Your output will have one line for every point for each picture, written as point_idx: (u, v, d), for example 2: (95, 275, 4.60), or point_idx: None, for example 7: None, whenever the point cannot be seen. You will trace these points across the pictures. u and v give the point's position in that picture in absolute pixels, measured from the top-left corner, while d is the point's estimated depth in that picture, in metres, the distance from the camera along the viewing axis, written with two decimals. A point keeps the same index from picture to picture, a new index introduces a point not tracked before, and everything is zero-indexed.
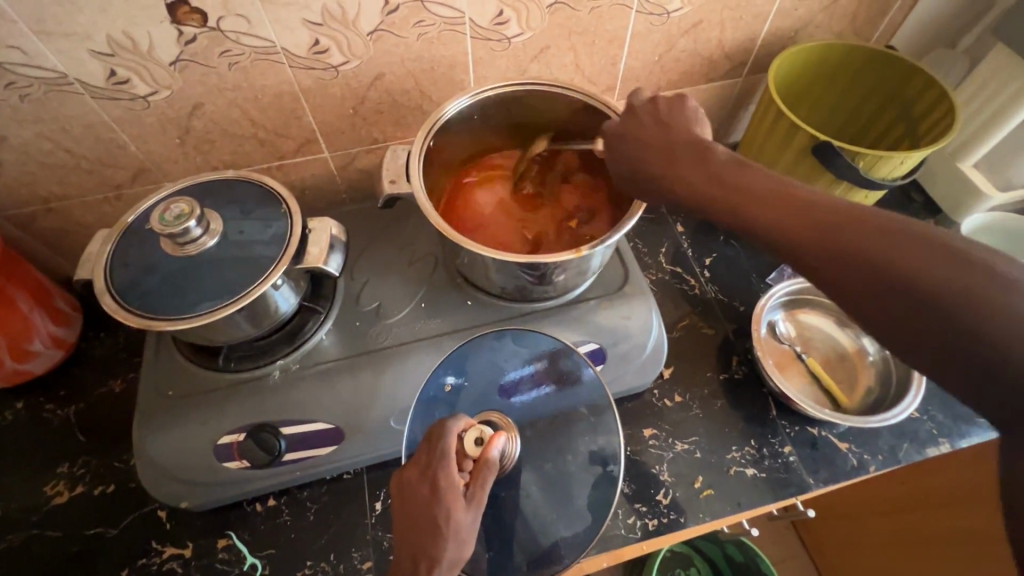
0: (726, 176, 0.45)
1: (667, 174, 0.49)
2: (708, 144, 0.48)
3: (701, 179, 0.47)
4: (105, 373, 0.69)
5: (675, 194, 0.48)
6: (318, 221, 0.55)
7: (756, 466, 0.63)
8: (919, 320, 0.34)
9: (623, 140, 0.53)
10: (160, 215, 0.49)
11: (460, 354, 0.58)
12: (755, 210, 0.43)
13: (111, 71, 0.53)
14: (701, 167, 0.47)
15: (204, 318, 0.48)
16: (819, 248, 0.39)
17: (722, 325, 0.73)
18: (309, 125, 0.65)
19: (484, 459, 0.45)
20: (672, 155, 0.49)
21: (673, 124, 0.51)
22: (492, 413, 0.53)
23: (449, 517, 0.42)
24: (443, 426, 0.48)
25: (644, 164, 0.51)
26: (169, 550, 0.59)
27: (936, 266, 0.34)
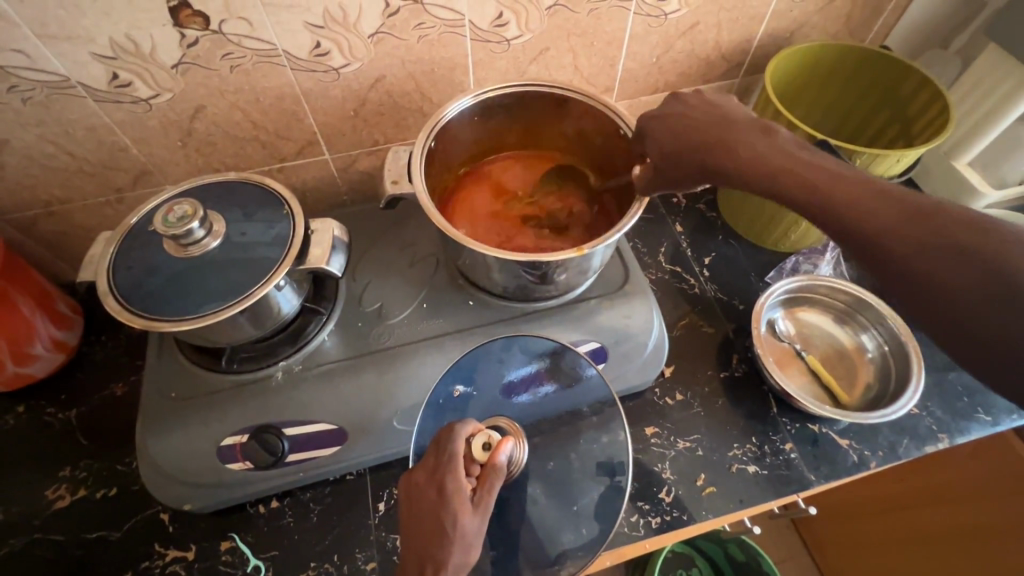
0: (784, 155, 0.45)
1: (727, 151, 0.47)
2: (776, 131, 0.48)
3: (764, 153, 0.46)
4: (107, 377, 0.69)
5: (727, 168, 0.47)
6: (321, 222, 0.55)
7: (758, 463, 0.63)
8: (991, 299, 0.34)
9: (666, 116, 0.52)
10: (163, 217, 0.49)
11: (468, 360, 0.58)
12: (824, 183, 0.42)
13: (114, 74, 0.54)
14: (763, 144, 0.47)
15: (207, 319, 0.48)
16: (888, 221, 0.39)
17: (723, 324, 0.73)
18: (311, 127, 0.66)
19: (492, 464, 0.45)
20: (733, 129, 0.48)
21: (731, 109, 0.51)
22: (501, 419, 0.55)
23: (457, 521, 0.42)
24: (451, 431, 0.48)
25: (698, 134, 0.49)
26: (172, 553, 0.58)
27: (1011, 248, 0.34)
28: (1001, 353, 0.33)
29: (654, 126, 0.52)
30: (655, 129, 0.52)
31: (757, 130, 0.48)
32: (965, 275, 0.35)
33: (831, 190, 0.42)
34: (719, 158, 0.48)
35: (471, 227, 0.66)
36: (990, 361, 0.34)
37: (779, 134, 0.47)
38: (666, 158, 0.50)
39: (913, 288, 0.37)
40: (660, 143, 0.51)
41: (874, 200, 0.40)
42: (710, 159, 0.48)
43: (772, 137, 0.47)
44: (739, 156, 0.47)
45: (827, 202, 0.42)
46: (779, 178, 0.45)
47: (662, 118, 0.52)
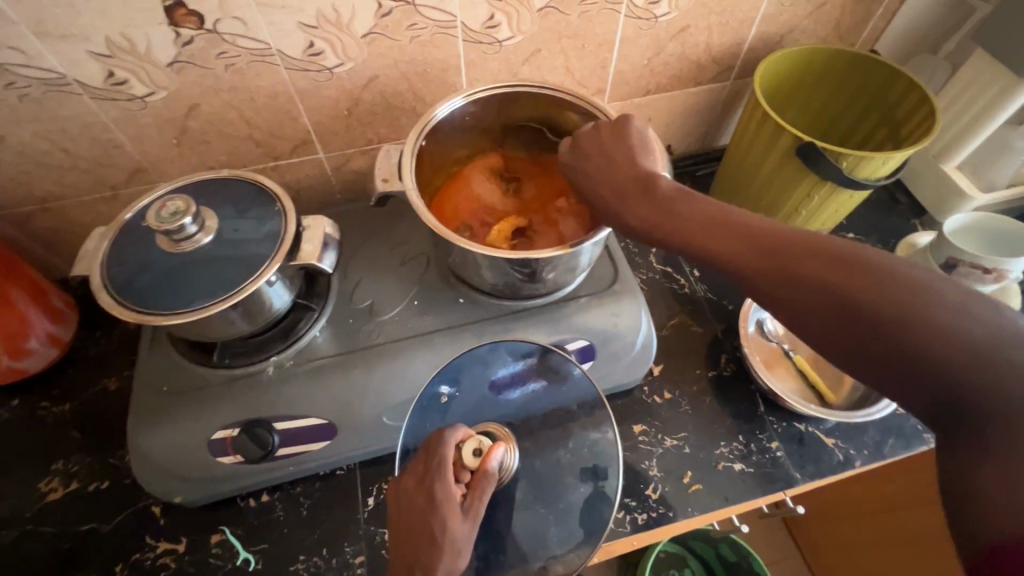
0: (677, 202, 0.46)
1: (617, 205, 0.49)
2: (657, 176, 0.48)
3: (658, 219, 0.46)
4: (99, 372, 0.70)
5: (625, 217, 0.48)
6: (313, 219, 0.56)
7: (744, 461, 0.64)
8: (875, 334, 0.34)
9: (568, 163, 0.53)
10: (156, 213, 0.50)
11: (456, 364, 0.59)
12: (710, 242, 0.43)
13: (109, 72, 0.54)
14: (653, 203, 0.47)
15: (198, 313, 0.49)
16: (769, 262, 0.40)
17: (712, 324, 0.74)
18: (305, 125, 0.66)
19: (483, 470, 0.47)
20: (624, 194, 0.49)
21: (621, 154, 0.50)
22: (490, 424, 0.57)
23: (445, 527, 0.44)
24: (441, 437, 0.49)
25: (602, 204, 0.50)
26: (163, 545, 0.59)
27: (874, 279, 0.35)
28: (906, 395, 0.33)
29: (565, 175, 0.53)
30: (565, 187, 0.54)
31: (645, 186, 0.48)
32: (852, 315, 0.35)
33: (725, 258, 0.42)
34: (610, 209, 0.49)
35: (461, 222, 0.66)
36: (906, 408, 0.33)
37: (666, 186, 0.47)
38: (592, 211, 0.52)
39: (823, 339, 0.37)
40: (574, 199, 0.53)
41: (764, 262, 0.40)
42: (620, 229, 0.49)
43: (662, 195, 0.47)
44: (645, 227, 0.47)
45: (725, 267, 0.42)
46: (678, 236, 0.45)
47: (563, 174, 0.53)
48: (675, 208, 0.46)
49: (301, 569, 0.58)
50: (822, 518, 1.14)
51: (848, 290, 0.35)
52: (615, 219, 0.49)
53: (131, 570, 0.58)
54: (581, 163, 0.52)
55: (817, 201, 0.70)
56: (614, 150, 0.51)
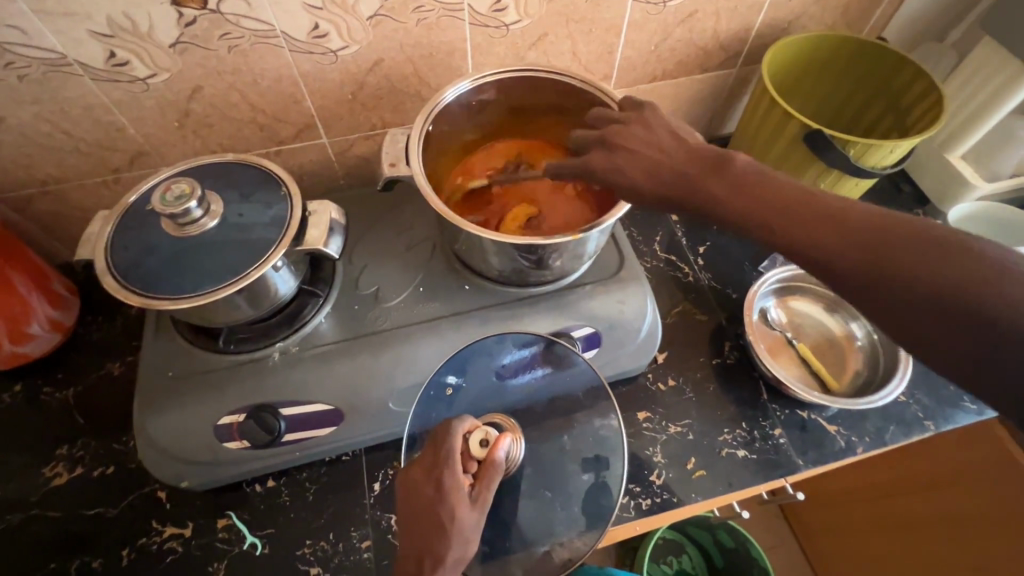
0: (751, 180, 0.43)
1: (681, 181, 0.45)
2: (729, 154, 0.45)
3: (732, 196, 0.43)
4: (102, 357, 0.69)
5: (690, 195, 0.45)
6: (319, 204, 0.55)
7: (747, 447, 0.64)
8: (973, 326, 0.32)
9: (618, 134, 0.49)
10: (161, 195, 0.49)
11: (463, 355, 0.59)
12: (787, 223, 0.40)
13: (111, 52, 0.53)
14: (724, 180, 0.43)
15: (204, 298, 0.49)
16: (854, 246, 0.37)
17: (715, 312, 0.74)
18: (309, 109, 0.66)
19: (491, 460, 0.47)
20: (689, 171, 0.45)
21: (670, 137, 0.48)
22: (496, 415, 0.57)
23: (454, 515, 0.44)
24: (449, 428, 0.49)
25: (662, 183, 0.46)
26: (169, 529, 0.59)
27: (975, 269, 0.32)
28: (998, 392, 0.31)
29: (608, 154, 0.49)
30: (603, 168, 0.48)
31: (712, 164, 0.45)
32: (949, 305, 0.33)
33: (805, 244, 0.39)
34: (672, 185, 0.45)
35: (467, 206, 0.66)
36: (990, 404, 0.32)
37: (738, 163, 0.44)
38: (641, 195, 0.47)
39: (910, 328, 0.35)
40: (619, 181, 0.48)
41: (854, 249, 0.37)
42: (686, 208, 0.45)
43: (735, 173, 0.43)
44: (717, 206, 0.43)
45: (801, 248, 0.39)
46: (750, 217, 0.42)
47: (609, 152, 0.49)
48: (750, 186, 0.42)
49: (308, 553, 0.58)
50: (820, 504, 1.15)
51: (946, 279, 0.33)
52: (682, 197, 0.45)
53: (137, 554, 0.58)
54: (635, 139, 0.48)
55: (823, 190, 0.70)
56: (659, 133, 0.48)
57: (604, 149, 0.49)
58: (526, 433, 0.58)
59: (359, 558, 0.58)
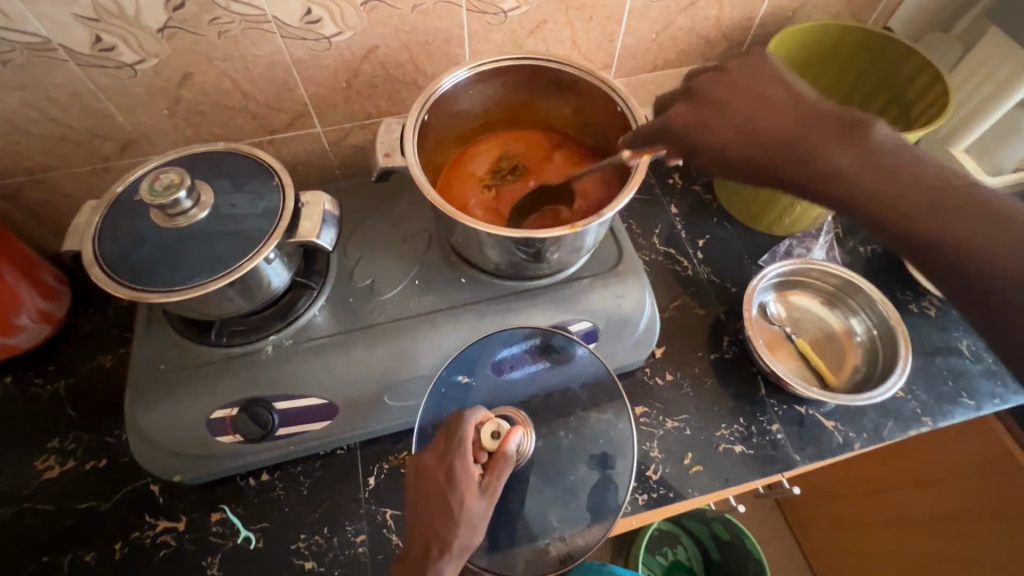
0: (882, 155, 0.41)
1: (807, 146, 0.43)
2: (867, 122, 0.43)
3: (861, 171, 0.41)
4: (93, 349, 0.69)
5: (809, 163, 0.43)
6: (311, 195, 0.54)
7: (745, 443, 0.64)
8: None
9: (730, 96, 0.48)
10: (149, 185, 0.48)
11: (472, 353, 0.58)
12: (917, 208, 0.39)
13: (97, 37, 0.52)
14: (858, 151, 0.42)
15: (195, 290, 0.48)
16: (990, 243, 0.37)
17: (714, 306, 0.73)
18: (302, 97, 0.64)
19: (502, 453, 0.46)
20: (812, 135, 0.43)
21: (794, 100, 0.46)
22: (509, 409, 0.57)
23: (462, 504, 0.44)
24: (462, 418, 0.49)
25: (778, 148, 0.44)
26: (162, 523, 0.59)
27: None
28: None
29: (702, 113, 0.48)
30: (685, 125, 0.48)
31: (841, 130, 0.43)
32: None
33: (927, 235, 0.39)
34: (792, 150, 0.44)
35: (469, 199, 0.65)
36: None
37: (877, 133, 0.42)
38: (725, 157, 0.47)
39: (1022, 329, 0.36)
40: (712, 142, 0.47)
41: (994, 242, 0.37)
42: (797, 175, 0.44)
43: (871, 143, 0.42)
44: (835, 176, 0.42)
45: (926, 236, 0.39)
46: (877, 196, 0.41)
47: (717, 111, 0.48)
48: (883, 162, 0.41)
49: (302, 547, 0.58)
50: (816, 497, 1.16)
51: None
52: (798, 162, 0.44)
53: (131, 547, 0.57)
54: (750, 99, 0.47)
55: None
56: (774, 91, 0.47)
57: (708, 108, 0.48)
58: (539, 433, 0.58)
59: (354, 553, 0.58)
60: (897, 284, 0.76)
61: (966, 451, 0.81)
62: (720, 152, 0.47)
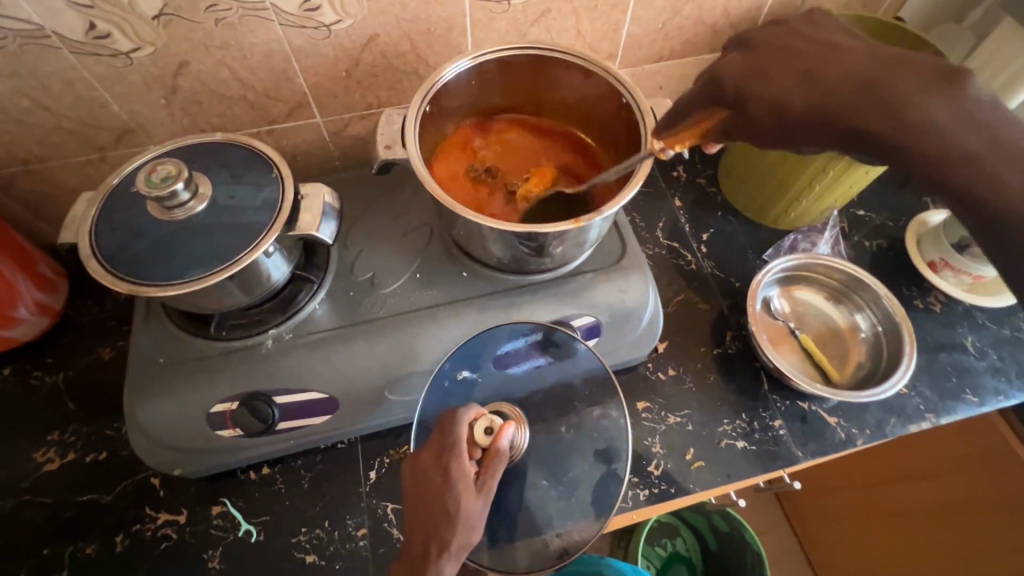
0: (976, 110, 0.36)
1: (885, 93, 0.38)
2: (960, 72, 0.38)
3: (944, 126, 0.36)
4: (92, 341, 0.68)
5: (885, 110, 0.38)
6: (311, 187, 0.53)
7: (746, 439, 0.64)
8: None
9: (788, 45, 0.44)
10: (146, 177, 0.47)
11: (473, 346, 0.58)
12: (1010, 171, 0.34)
13: (91, 24, 0.50)
14: (948, 101, 0.37)
15: (193, 284, 0.47)
16: None
17: (718, 301, 0.73)
18: (301, 87, 0.63)
19: (495, 449, 0.46)
20: (895, 81, 0.38)
21: (864, 47, 0.41)
22: (503, 406, 0.56)
23: (460, 503, 0.44)
24: (454, 416, 0.49)
25: (854, 95, 0.39)
26: (163, 516, 0.59)
27: None
28: None
29: (761, 61, 0.44)
30: (736, 76, 0.44)
31: (928, 77, 0.38)
32: None
33: (1012, 201, 0.34)
34: (868, 95, 0.38)
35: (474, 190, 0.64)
36: None
37: (968, 87, 0.37)
38: (782, 106, 0.41)
39: None
40: (770, 90, 0.42)
41: None
42: (871, 124, 0.38)
43: (962, 95, 0.37)
44: (917, 127, 0.37)
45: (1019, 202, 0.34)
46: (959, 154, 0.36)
47: (776, 56, 0.43)
48: (973, 118, 0.36)
49: (303, 541, 0.58)
50: (815, 491, 1.16)
51: None
52: (876, 109, 0.38)
53: (131, 540, 0.57)
54: (818, 45, 0.42)
55: (820, 190, 0.69)
56: (846, 43, 0.42)
57: (763, 54, 0.44)
58: (536, 430, 0.58)
59: (355, 547, 0.58)
60: (902, 279, 0.75)
61: (968, 448, 0.80)
62: (782, 98, 0.41)
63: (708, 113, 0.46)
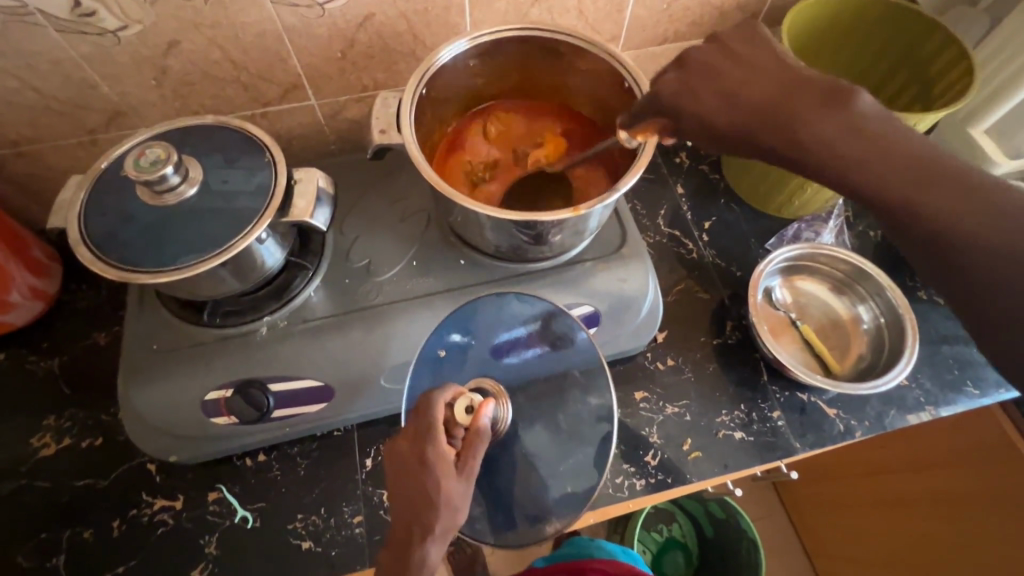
0: (863, 123, 0.39)
1: (785, 114, 0.41)
2: (848, 87, 0.40)
3: (842, 140, 0.39)
4: (87, 327, 0.68)
5: (789, 129, 0.40)
6: (305, 171, 0.52)
7: (745, 430, 0.63)
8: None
9: (711, 64, 0.44)
10: (134, 160, 0.46)
11: (465, 312, 0.58)
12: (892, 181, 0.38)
13: (76, 2, 0.49)
14: (838, 116, 0.39)
15: (184, 272, 0.46)
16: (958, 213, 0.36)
17: (718, 290, 0.72)
18: (295, 68, 0.61)
19: (474, 429, 0.46)
20: (792, 104, 0.41)
21: (772, 62, 0.43)
22: (485, 380, 0.55)
23: (441, 487, 0.43)
24: (430, 398, 0.48)
25: (763, 116, 0.42)
26: (160, 501, 0.59)
27: None
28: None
29: (692, 80, 0.45)
30: (671, 93, 0.45)
31: (827, 97, 0.40)
32: None
33: (906, 202, 0.37)
34: (770, 117, 0.41)
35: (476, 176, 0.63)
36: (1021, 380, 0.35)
37: (861, 100, 0.40)
38: (713, 126, 0.43)
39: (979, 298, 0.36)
40: (701, 110, 0.44)
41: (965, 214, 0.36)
42: (774, 140, 0.41)
43: (847, 109, 0.39)
44: (822, 144, 0.39)
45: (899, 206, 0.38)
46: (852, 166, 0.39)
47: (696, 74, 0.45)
48: (860, 131, 0.39)
49: (299, 527, 0.58)
50: (812, 478, 1.16)
51: None
52: (778, 127, 0.41)
53: (129, 525, 0.58)
54: (734, 62, 0.44)
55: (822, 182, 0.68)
56: (766, 60, 0.43)
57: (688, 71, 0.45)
58: (532, 420, 0.57)
59: (351, 533, 0.58)
60: (905, 269, 0.74)
61: (968, 438, 0.80)
62: (705, 117, 0.44)
63: (645, 127, 0.47)
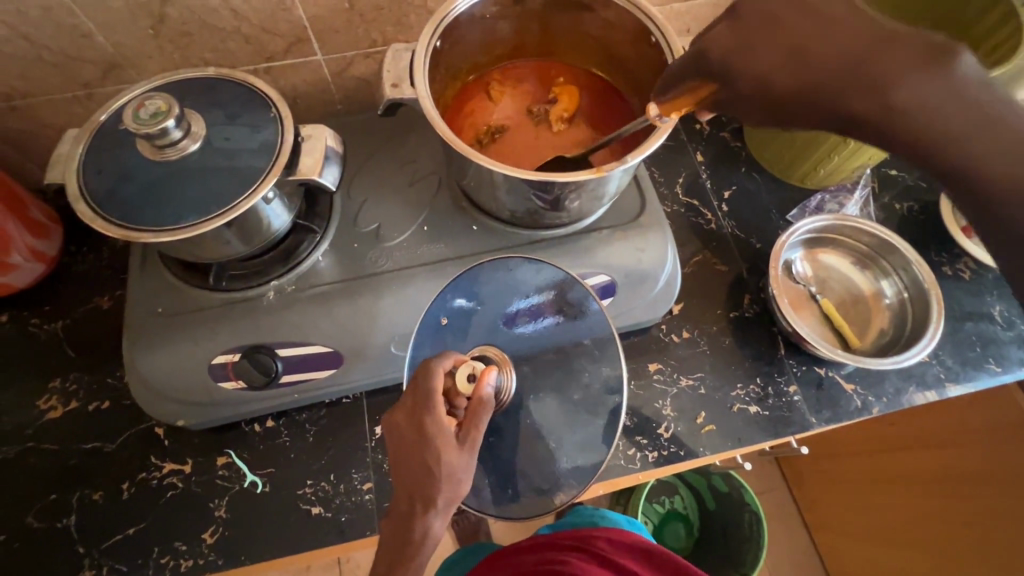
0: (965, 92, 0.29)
1: (867, 82, 0.30)
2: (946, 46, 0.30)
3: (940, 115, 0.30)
4: (90, 289, 0.66)
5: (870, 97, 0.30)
6: (313, 128, 0.49)
7: (759, 404, 0.62)
8: None
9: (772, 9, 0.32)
10: (134, 113, 0.43)
11: (470, 276, 0.56)
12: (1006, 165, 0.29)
13: None
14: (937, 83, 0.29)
15: (188, 232, 0.44)
16: None
17: (737, 263, 0.69)
18: (300, 20, 0.58)
19: (478, 400, 0.44)
20: (882, 62, 0.30)
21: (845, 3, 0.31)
22: (489, 349, 0.53)
23: (441, 458, 0.42)
24: (429, 366, 0.45)
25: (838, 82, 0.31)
26: (168, 466, 0.58)
27: None
28: None
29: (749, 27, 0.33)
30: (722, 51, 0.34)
31: (924, 53, 0.30)
32: None
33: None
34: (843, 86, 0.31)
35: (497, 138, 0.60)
36: None
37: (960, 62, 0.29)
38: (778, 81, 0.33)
39: None
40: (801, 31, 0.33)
41: None
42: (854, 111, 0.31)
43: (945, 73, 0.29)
44: (910, 116, 0.30)
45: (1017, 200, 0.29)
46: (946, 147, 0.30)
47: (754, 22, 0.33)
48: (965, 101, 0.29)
49: (309, 492, 0.58)
50: (821, 454, 1.16)
51: None
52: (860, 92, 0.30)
53: (137, 488, 0.57)
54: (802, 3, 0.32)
55: (849, 149, 0.64)
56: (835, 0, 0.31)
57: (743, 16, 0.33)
58: (542, 393, 0.56)
59: (361, 500, 0.57)
60: (932, 244, 0.72)
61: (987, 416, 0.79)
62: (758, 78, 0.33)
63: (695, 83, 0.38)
